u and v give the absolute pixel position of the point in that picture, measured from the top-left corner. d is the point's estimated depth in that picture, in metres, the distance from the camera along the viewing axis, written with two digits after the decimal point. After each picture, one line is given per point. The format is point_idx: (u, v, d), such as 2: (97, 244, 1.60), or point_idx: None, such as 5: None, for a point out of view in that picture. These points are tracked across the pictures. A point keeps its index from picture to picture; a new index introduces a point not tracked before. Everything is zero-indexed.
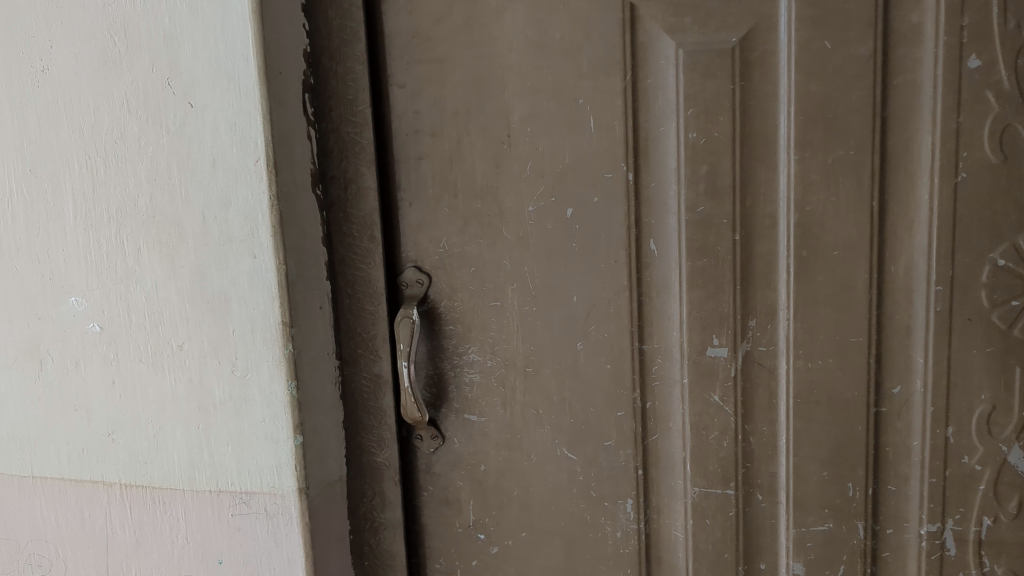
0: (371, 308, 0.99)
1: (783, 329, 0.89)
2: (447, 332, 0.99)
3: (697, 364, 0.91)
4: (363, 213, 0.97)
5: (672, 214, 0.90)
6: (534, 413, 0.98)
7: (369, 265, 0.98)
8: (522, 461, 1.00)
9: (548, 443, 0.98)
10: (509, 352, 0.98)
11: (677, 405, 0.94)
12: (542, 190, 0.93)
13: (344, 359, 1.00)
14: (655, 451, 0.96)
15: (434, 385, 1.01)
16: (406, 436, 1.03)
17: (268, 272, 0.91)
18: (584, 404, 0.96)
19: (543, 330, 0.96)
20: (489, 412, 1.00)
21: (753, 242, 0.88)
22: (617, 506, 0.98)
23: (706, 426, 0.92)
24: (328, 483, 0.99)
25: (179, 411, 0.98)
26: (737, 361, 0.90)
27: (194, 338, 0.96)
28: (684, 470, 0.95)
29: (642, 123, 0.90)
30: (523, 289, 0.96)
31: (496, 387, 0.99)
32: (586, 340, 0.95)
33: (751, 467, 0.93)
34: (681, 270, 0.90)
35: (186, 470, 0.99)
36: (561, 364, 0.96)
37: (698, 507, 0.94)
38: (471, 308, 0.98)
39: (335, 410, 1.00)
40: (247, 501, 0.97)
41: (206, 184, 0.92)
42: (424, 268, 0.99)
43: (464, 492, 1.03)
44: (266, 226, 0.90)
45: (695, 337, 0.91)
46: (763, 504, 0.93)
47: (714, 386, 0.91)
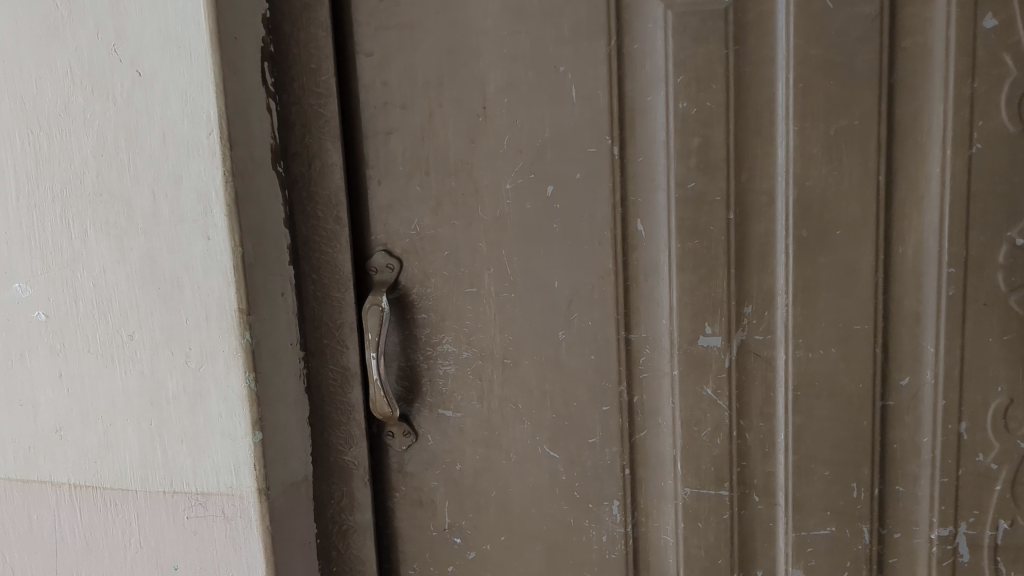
0: (338, 296, 0.92)
1: (781, 316, 0.82)
2: (420, 321, 0.92)
3: (687, 355, 0.84)
4: (328, 192, 0.90)
5: (661, 192, 0.83)
6: (513, 408, 0.91)
7: (335, 249, 0.91)
8: (500, 460, 0.92)
9: (528, 440, 0.91)
10: (485, 342, 0.90)
11: (667, 399, 0.86)
12: (521, 166, 0.86)
13: (309, 350, 0.93)
14: (644, 450, 0.89)
15: (406, 378, 0.94)
16: (377, 434, 0.96)
17: (222, 255, 0.84)
18: (567, 398, 0.89)
19: (523, 319, 0.89)
20: (465, 408, 0.93)
21: (748, 222, 0.81)
22: (602, 508, 0.90)
23: (698, 421, 0.85)
24: (291, 483, 0.92)
25: (130, 406, 0.91)
26: (731, 351, 0.83)
27: (145, 327, 0.89)
28: (675, 470, 0.87)
29: (629, 93, 0.83)
30: (500, 275, 0.88)
31: (472, 381, 0.92)
32: (569, 329, 0.88)
33: (747, 466, 0.86)
34: (671, 253, 0.83)
35: (139, 469, 0.92)
36: (542, 355, 0.89)
37: (690, 510, 0.87)
38: (445, 296, 0.91)
39: (299, 404, 0.93)
40: (204, 503, 0.90)
41: (157, 159, 0.85)
42: (395, 252, 0.92)
43: (438, 494, 0.95)
44: (220, 204, 0.83)
45: (686, 325, 0.84)
46: (760, 506, 0.86)
47: (707, 379, 0.84)
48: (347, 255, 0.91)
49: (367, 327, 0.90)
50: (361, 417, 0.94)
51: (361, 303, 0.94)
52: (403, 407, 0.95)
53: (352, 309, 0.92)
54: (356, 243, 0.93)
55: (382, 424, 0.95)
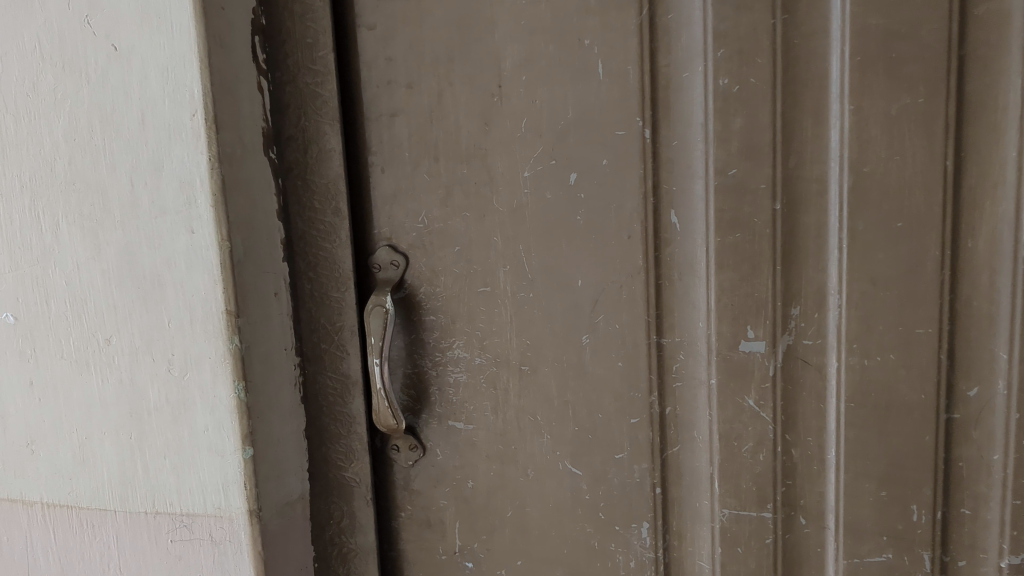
0: (337, 295, 0.83)
1: (833, 318, 0.73)
2: (428, 324, 0.83)
3: (728, 362, 0.75)
4: (326, 181, 0.81)
5: (698, 179, 0.74)
6: (531, 420, 0.82)
7: (334, 244, 0.82)
8: (516, 477, 0.84)
9: (548, 455, 0.82)
10: (500, 347, 0.82)
11: (704, 411, 0.78)
12: (541, 151, 0.77)
13: (306, 355, 0.85)
14: (677, 467, 0.80)
15: (413, 386, 0.85)
16: (380, 448, 0.87)
17: (208, 251, 0.76)
18: (591, 409, 0.80)
19: (542, 321, 0.80)
20: (478, 419, 0.84)
21: (798, 213, 0.72)
22: (630, 531, 0.82)
23: (739, 436, 0.77)
24: (286, 502, 0.83)
25: (107, 418, 0.82)
26: (777, 357, 0.74)
27: (123, 330, 0.80)
28: (712, 489, 0.79)
29: (662, 69, 0.74)
30: (517, 272, 0.80)
31: (486, 390, 0.83)
32: (593, 333, 0.79)
33: (793, 485, 0.77)
34: (709, 248, 0.74)
35: (117, 487, 0.84)
36: (564, 361, 0.80)
37: (728, 533, 0.79)
38: (456, 296, 0.82)
39: (294, 415, 0.84)
40: (189, 525, 0.82)
41: (135, 144, 0.76)
42: (400, 247, 0.83)
43: (448, 514, 0.87)
44: (205, 194, 0.75)
45: (726, 329, 0.75)
46: (807, 530, 0.77)
47: (749, 389, 0.76)
48: (347, 250, 0.82)
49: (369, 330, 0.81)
50: (364, 430, 0.85)
51: (363, 303, 0.85)
52: (409, 418, 0.86)
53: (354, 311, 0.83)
54: (357, 237, 0.84)
55: (386, 437, 0.87)
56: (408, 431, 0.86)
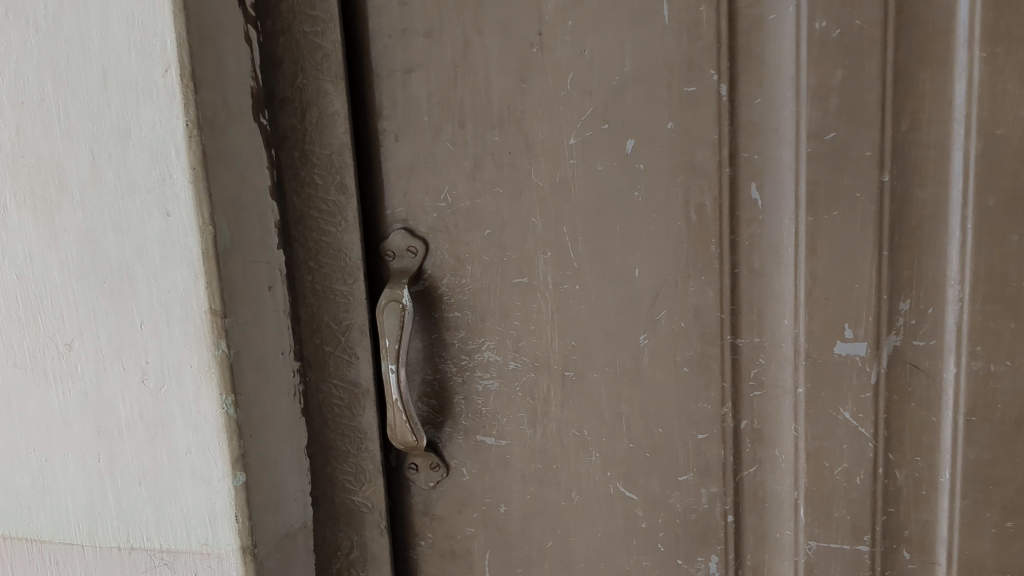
0: (343, 289, 0.70)
1: (953, 314, 0.60)
2: (451, 322, 0.70)
3: (820, 367, 0.62)
4: (329, 152, 0.67)
5: (786, 146, 0.60)
6: (576, 435, 0.69)
7: (339, 228, 0.68)
8: (558, 502, 0.71)
9: (597, 477, 0.70)
10: (539, 350, 0.69)
11: (789, 425, 0.65)
12: (591, 113, 0.63)
13: (307, 359, 0.72)
14: (753, 491, 0.67)
15: (433, 395, 0.72)
16: (396, 467, 0.74)
17: (187, 238, 0.62)
18: (649, 423, 0.67)
19: (591, 318, 0.67)
20: (512, 434, 0.71)
21: (912, 185, 0.59)
22: (695, 565, 0.69)
23: (831, 455, 0.64)
24: (285, 534, 0.70)
25: (70, 438, 0.69)
26: (880, 361, 0.61)
27: (86, 334, 0.66)
28: (796, 518, 0.66)
29: (743, 11, 0.60)
30: (561, 260, 0.66)
31: (522, 400, 0.70)
32: (653, 333, 0.66)
33: (895, 514, 0.64)
34: (799, 230, 0.61)
35: (84, 518, 0.70)
36: (617, 366, 0.67)
37: (815, 569, 0.66)
38: (486, 289, 0.69)
39: (294, 430, 0.71)
40: (171, 563, 0.69)
41: (96, 107, 0.62)
42: (418, 231, 0.69)
43: (477, 543, 0.74)
44: (182, 168, 0.61)
45: (818, 328, 0.62)
46: (912, 566, 0.65)
47: (844, 399, 0.62)
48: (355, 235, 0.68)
49: (383, 331, 0.68)
50: (377, 448, 0.72)
51: (374, 297, 0.71)
52: (428, 433, 0.73)
53: (364, 307, 0.70)
54: (366, 219, 0.70)
55: (403, 454, 0.74)
56: (429, 447, 0.73)
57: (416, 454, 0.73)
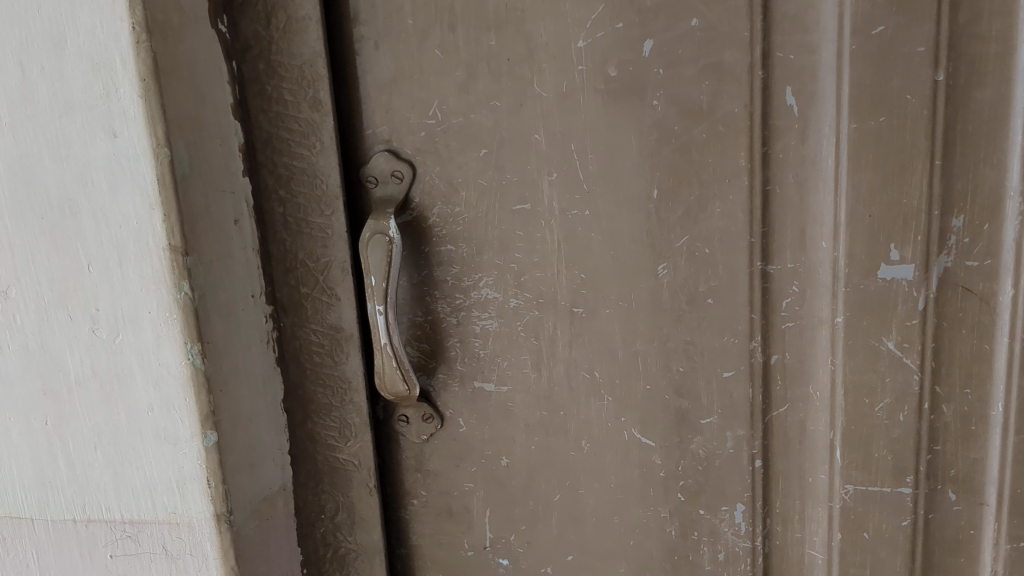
0: (319, 221, 0.61)
1: (1012, 231, 0.53)
2: (443, 256, 0.62)
3: (863, 293, 0.56)
4: (299, 63, 0.58)
5: (827, 44, 0.53)
6: (587, 378, 0.63)
7: (312, 151, 0.60)
8: (566, 451, 0.65)
9: (610, 422, 0.63)
10: (544, 284, 0.61)
11: (824, 359, 0.58)
12: (602, 11, 0.55)
13: (280, 302, 0.64)
14: (784, 433, 0.61)
15: (424, 338, 0.64)
16: (385, 419, 0.67)
17: (138, 162, 0.53)
18: (669, 361, 0.61)
19: (603, 247, 0.60)
20: (514, 379, 0.64)
21: (970, 85, 0.52)
22: (718, 516, 0.63)
23: (872, 391, 0.58)
24: (263, 498, 0.63)
25: (12, 398, 0.60)
26: (930, 285, 0.55)
27: (25, 279, 0.57)
28: (831, 460, 0.60)
29: None
30: (568, 182, 0.59)
31: (525, 341, 0.63)
32: (673, 262, 0.59)
33: (941, 453, 0.58)
34: (840, 140, 0.54)
35: (33, 489, 0.62)
36: (633, 300, 0.60)
37: (852, 515, 0.60)
38: (482, 218, 0.61)
39: (268, 383, 0.63)
40: (135, 535, 0.61)
41: (24, 11, 0.53)
42: (404, 153, 0.61)
43: (475, 500, 0.67)
44: (130, 80, 0.52)
45: (860, 250, 0.55)
46: (958, 509, 0.59)
47: (888, 328, 0.56)
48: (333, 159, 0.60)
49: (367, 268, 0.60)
50: (362, 399, 0.65)
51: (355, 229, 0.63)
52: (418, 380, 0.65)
53: (344, 242, 0.62)
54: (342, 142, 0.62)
55: (392, 405, 0.66)
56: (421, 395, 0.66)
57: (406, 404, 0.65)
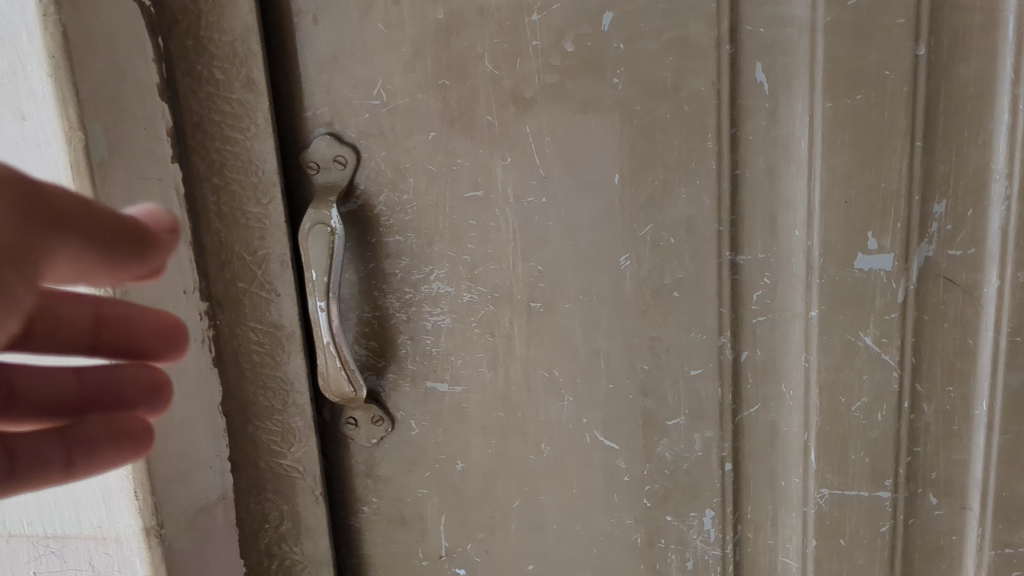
0: (255, 211, 0.57)
1: (997, 216, 0.50)
2: (390, 248, 0.58)
3: (839, 285, 0.52)
4: (231, 39, 0.54)
5: (800, 16, 0.49)
6: (546, 376, 0.59)
7: (247, 135, 0.56)
8: (525, 455, 0.61)
9: (571, 424, 0.59)
10: (499, 277, 0.57)
11: (797, 355, 0.55)
12: None
13: (215, 299, 0.59)
14: (755, 434, 0.57)
15: (372, 337, 0.60)
16: (331, 422, 0.63)
17: (50, 146, 0.49)
18: (632, 359, 0.57)
19: (562, 237, 0.55)
20: (469, 379, 0.60)
21: (952, 59, 0.48)
22: (687, 523, 0.59)
23: (849, 389, 0.54)
24: (199, 508, 0.58)
25: None
26: (910, 276, 0.51)
27: None
28: (805, 463, 0.56)
29: None
30: (524, 167, 0.55)
31: (480, 338, 0.59)
32: (636, 253, 0.55)
33: (921, 453, 0.55)
34: (814, 121, 0.50)
35: None
36: (594, 293, 0.56)
37: (827, 521, 0.57)
38: (432, 207, 0.57)
39: (202, 386, 0.59)
40: (59, 551, 0.57)
41: None
42: (347, 137, 0.56)
43: (429, 507, 0.63)
44: (38, 56, 0.47)
45: (836, 239, 0.52)
46: (939, 513, 0.56)
47: (866, 322, 0.53)
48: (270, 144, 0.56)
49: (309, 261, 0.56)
50: (306, 402, 0.60)
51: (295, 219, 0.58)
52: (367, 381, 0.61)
53: (283, 233, 0.57)
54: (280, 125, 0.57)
55: (340, 408, 0.62)
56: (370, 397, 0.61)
57: (354, 407, 0.61)
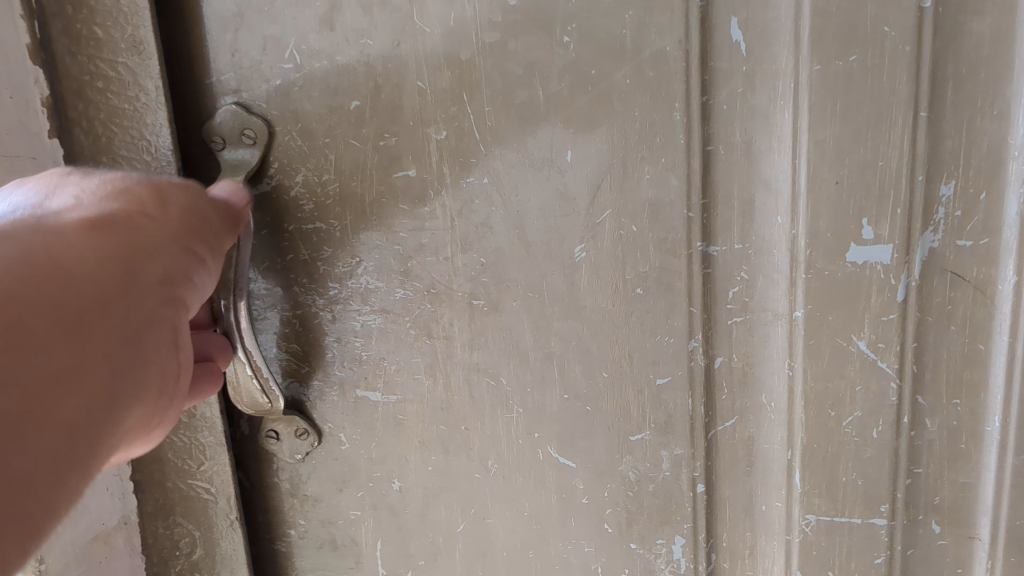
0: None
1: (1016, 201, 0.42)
2: (311, 237, 0.50)
3: (830, 280, 0.45)
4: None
5: None
6: (491, 385, 0.51)
7: (137, 107, 0.47)
8: (469, 473, 0.53)
9: (521, 439, 0.51)
10: (435, 270, 0.49)
11: (779, 361, 0.47)
12: None
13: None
14: (732, 451, 0.49)
15: (292, 339, 0.52)
16: (250, 436, 0.55)
17: None
18: (590, 365, 0.49)
19: (507, 225, 0.48)
20: (404, 387, 0.52)
21: (964, 11, 0.40)
22: (654, 551, 0.52)
23: (839, 401, 0.47)
24: (93, 537, 0.51)
25: None
26: (913, 271, 0.44)
27: None
28: (789, 485, 0.49)
29: None
30: (461, 143, 0.47)
31: (416, 340, 0.51)
32: (593, 242, 0.47)
33: (922, 474, 0.47)
34: (799, 86, 0.42)
35: None
36: (545, 290, 0.48)
37: (814, 551, 0.49)
38: (356, 188, 0.49)
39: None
40: None
41: None
42: (256, 107, 0.48)
43: (364, 530, 0.56)
44: None
45: (825, 227, 0.44)
46: (941, 543, 0.48)
47: (859, 324, 0.45)
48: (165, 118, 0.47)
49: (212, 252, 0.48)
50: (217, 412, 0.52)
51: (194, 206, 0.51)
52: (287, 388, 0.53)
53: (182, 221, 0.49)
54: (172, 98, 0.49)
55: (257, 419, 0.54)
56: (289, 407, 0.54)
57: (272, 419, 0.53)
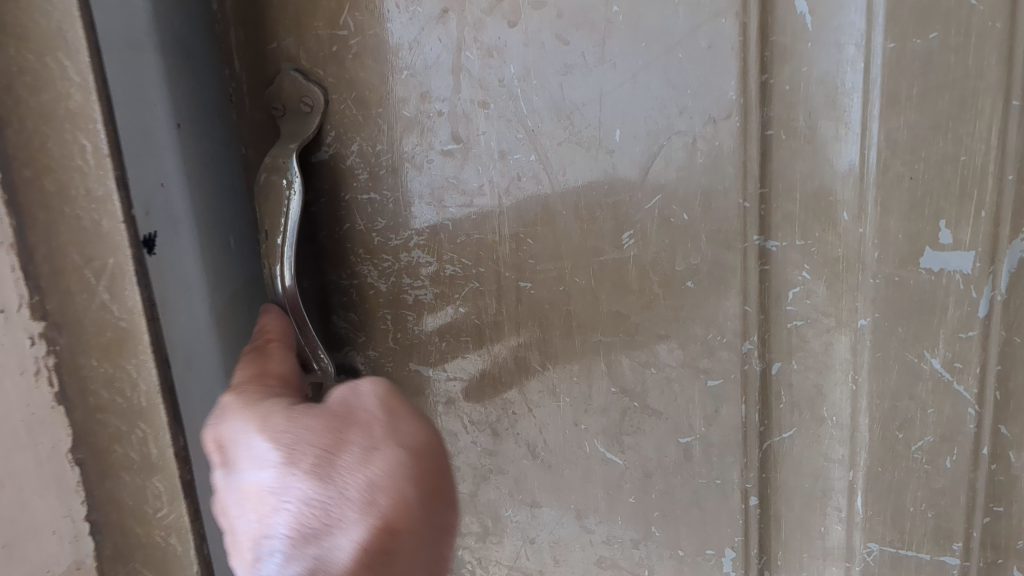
0: (84, 202, 0.41)
1: None
2: (365, 208, 0.49)
3: (902, 287, 0.39)
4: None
5: None
6: (539, 371, 0.49)
7: (70, 105, 0.40)
8: (517, 459, 0.51)
9: (568, 430, 0.49)
10: (484, 248, 0.47)
11: (843, 372, 0.42)
12: None
13: (51, 320, 0.43)
14: (790, 465, 0.45)
15: (348, 308, 0.52)
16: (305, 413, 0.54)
17: None
18: (638, 359, 0.46)
19: (555, 206, 0.45)
20: (454, 365, 0.51)
21: None
22: (704, 560, 0.48)
23: (907, 421, 0.41)
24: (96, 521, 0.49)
25: None
26: (998, 283, 0.38)
27: None
28: (852, 509, 0.44)
29: None
30: (508, 118, 0.44)
31: (465, 319, 0.49)
32: (642, 230, 0.43)
33: (1005, 515, 0.41)
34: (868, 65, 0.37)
35: None
36: (592, 277, 0.45)
37: None
38: (409, 160, 0.48)
39: (38, 427, 0.44)
40: None
41: None
42: (313, 74, 0.48)
43: None
44: None
45: (896, 228, 0.39)
46: None
47: (932, 338, 0.40)
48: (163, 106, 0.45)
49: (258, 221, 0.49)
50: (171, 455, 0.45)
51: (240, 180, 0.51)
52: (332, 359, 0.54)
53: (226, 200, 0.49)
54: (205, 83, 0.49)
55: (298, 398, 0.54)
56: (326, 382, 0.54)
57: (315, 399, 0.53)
